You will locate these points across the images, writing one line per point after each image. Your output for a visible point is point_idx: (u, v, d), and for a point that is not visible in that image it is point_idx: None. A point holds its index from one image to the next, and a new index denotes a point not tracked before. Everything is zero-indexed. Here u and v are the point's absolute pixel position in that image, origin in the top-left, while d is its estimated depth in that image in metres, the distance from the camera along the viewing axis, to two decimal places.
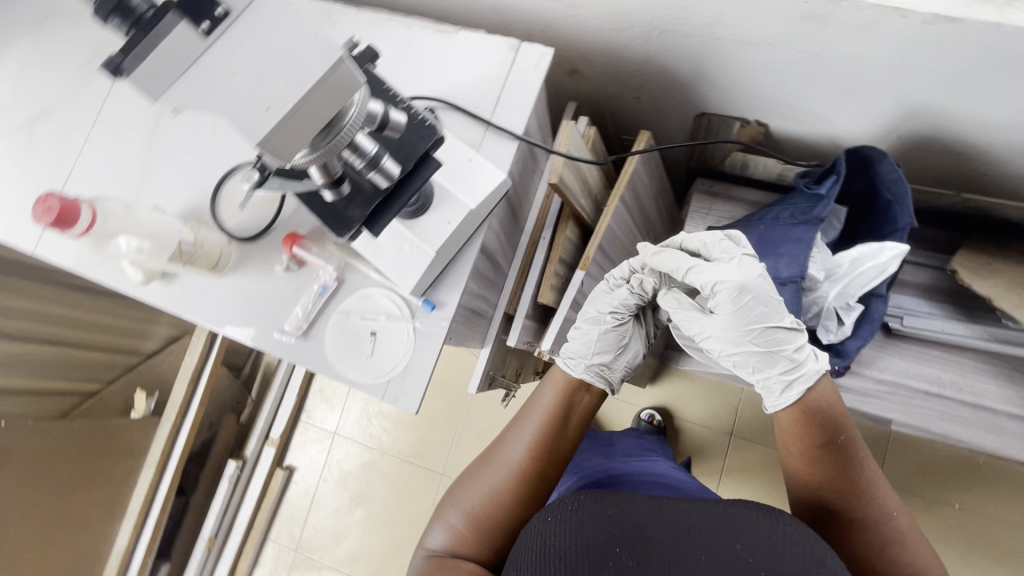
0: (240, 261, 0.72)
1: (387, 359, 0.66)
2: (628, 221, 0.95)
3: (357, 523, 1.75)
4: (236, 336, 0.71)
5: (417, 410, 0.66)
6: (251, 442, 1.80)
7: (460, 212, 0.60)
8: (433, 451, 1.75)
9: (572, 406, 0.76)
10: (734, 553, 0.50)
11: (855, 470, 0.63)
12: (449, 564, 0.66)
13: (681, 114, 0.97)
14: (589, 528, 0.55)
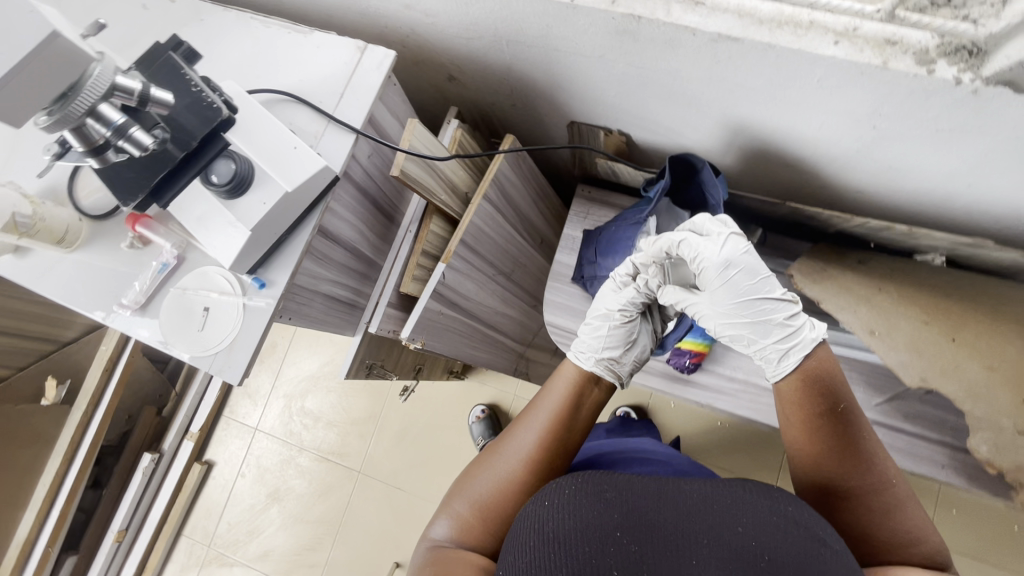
0: (91, 238, 0.75)
1: (216, 332, 0.70)
2: (499, 220, 0.99)
3: (273, 519, 1.76)
4: (77, 308, 0.73)
5: (242, 381, 0.70)
6: (170, 436, 1.79)
7: (276, 194, 0.64)
8: (351, 448, 1.78)
9: (582, 404, 0.78)
10: (736, 535, 0.52)
11: (855, 434, 0.66)
12: (452, 554, 0.66)
13: (556, 122, 1.03)
14: (587, 511, 0.55)
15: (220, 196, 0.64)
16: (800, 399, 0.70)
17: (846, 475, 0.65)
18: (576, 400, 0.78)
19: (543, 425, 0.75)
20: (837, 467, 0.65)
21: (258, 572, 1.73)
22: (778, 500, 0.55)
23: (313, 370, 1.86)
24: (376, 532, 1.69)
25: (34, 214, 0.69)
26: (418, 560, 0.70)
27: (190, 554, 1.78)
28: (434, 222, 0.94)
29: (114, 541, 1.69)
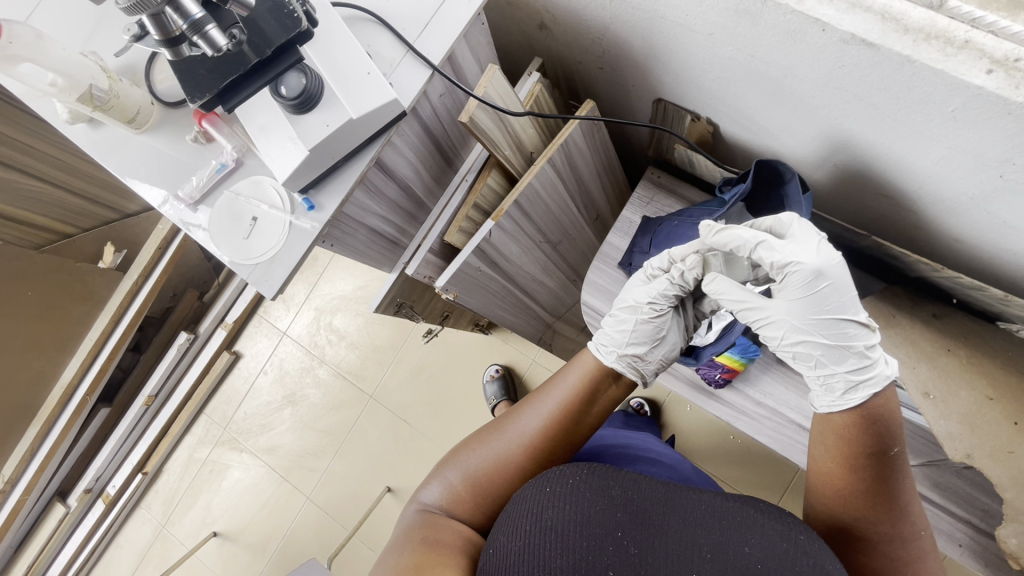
0: (160, 123, 0.76)
1: (260, 243, 0.70)
2: (559, 188, 0.95)
3: (284, 419, 1.87)
4: (138, 190, 0.75)
5: (276, 296, 0.71)
6: (206, 321, 1.89)
7: (340, 118, 0.62)
8: (368, 372, 1.83)
9: (592, 400, 0.79)
10: (739, 553, 0.58)
11: (896, 484, 0.63)
12: (443, 523, 0.72)
13: (640, 97, 0.96)
14: (592, 509, 0.62)
15: (285, 110, 0.63)
16: (844, 437, 0.66)
17: (878, 522, 0.64)
18: (587, 395, 0.78)
19: (548, 415, 0.76)
20: (872, 514, 0.64)
21: (264, 462, 1.86)
22: (787, 529, 0.59)
23: (346, 291, 1.89)
24: (376, 455, 1.78)
25: (110, 89, 0.69)
26: (406, 518, 0.77)
27: (207, 431, 1.92)
28: (493, 176, 0.90)
29: (143, 404, 1.83)
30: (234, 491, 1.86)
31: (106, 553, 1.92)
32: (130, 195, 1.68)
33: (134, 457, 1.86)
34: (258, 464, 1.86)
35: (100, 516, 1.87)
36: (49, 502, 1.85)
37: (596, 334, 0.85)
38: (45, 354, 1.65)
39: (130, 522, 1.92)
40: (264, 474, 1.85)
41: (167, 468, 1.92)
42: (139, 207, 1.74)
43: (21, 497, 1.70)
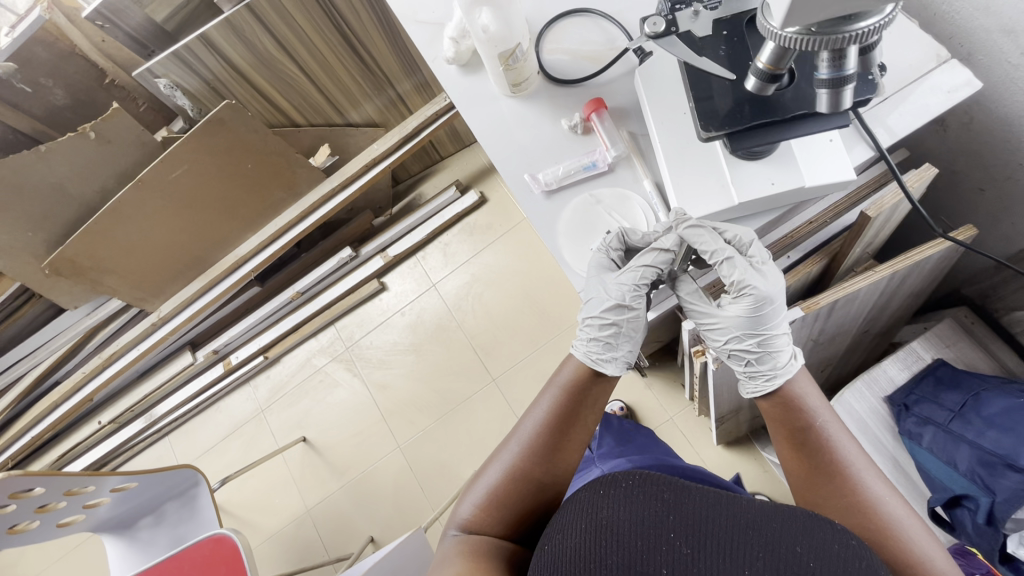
0: (533, 94, 0.79)
1: (603, 258, 0.75)
2: (873, 299, 0.85)
3: (404, 364, 1.88)
4: (490, 150, 0.77)
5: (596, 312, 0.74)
6: (370, 245, 1.93)
7: (788, 182, 0.66)
8: (499, 356, 1.80)
9: (587, 394, 0.72)
10: (793, 554, 0.53)
11: (832, 453, 0.66)
12: (475, 542, 0.66)
13: (1014, 233, 0.85)
14: (647, 508, 0.58)
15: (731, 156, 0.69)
16: (780, 412, 0.71)
17: (836, 494, 0.65)
18: (581, 393, 0.72)
19: (548, 416, 0.71)
20: (830, 489, 0.66)
21: (371, 396, 1.89)
22: (838, 531, 0.55)
23: (509, 269, 1.86)
24: (478, 437, 1.76)
25: (527, 54, 0.71)
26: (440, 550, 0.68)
27: (331, 344, 1.97)
28: (815, 264, 0.82)
29: (290, 297, 1.91)
30: (335, 410, 1.91)
31: (206, 411, 2.05)
32: (360, 106, 1.72)
33: (264, 339, 1.96)
34: (365, 396, 1.90)
35: (216, 378, 1.99)
36: (180, 348, 1.98)
37: (576, 342, 0.75)
38: (235, 223, 1.74)
39: (235, 394, 2.03)
40: (368, 407, 1.88)
41: (285, 361, 2.00)
42: (361, 119, 1.77)
43: (165, 336, 1.83)
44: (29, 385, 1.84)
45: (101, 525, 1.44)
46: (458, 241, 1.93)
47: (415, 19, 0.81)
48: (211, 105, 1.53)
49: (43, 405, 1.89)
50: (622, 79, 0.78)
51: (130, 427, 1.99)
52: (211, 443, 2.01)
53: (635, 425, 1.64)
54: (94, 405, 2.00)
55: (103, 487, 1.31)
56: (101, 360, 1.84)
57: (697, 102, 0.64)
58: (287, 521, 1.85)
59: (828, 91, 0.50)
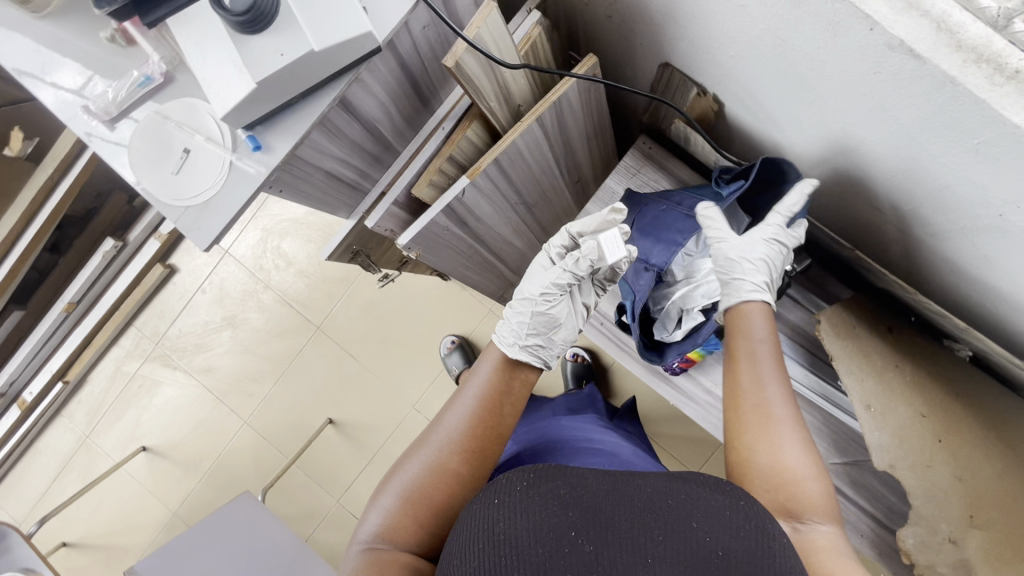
0: (65, 9, 0.71)
1: (192, 178, 0.66)
2: (543, 149, 0.87)
3: (224, 342, 1.78)
4: (31, 85, 0.70)
5: (209, 243, 0.66)
6: (137, 229, 1.71)
7: (298, 48, 0.56)
8: (317, 303, 1.75)
9: (509, 387, 0.77)
10: (690, 531, 0.48)
11: (776, 405, 0.66)
12: (388, 556, 0.64)
13: (645, 57, 0.87)
14: (542, 510, 0.49)
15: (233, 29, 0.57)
16: (742, 362, 0.70)
17: (758, 439, 0.64)
18: (501, 387, 0.77)
19: (468, 410, 0.73)
20: (757, 434, 0.64)
21: (199, 383, 1.78)
22: (729, 497, 0.52)
23: (298, 214, 1.75)
24: (321, 387, 1.74)
25: None
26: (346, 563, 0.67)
27: (137, 345, 1.80)
28: (473, 127, 0.80)
29: (63, 311, 1.69)
30: (166, 410, 1.79)
31: (25, 457, 1.85)
32: None
33: (53, 365, 1.74)
34: (194, 385, 1.78)
35: (18, 421, 1.77)
36: None
37: (499, 329, 0.85)
38: None
39: (50, 430, 1.83)
40: (200, 395, 1.78)
41: (94, 378, 1.82)
42: None
43: None
44: None
45: None
46: None
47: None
48: None
49: None
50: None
51: None
52: (44, 487, 1.84)
53: (461, 328, 1.69)
54: None
55: None
56: None
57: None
58: (156, 531, 1.78)
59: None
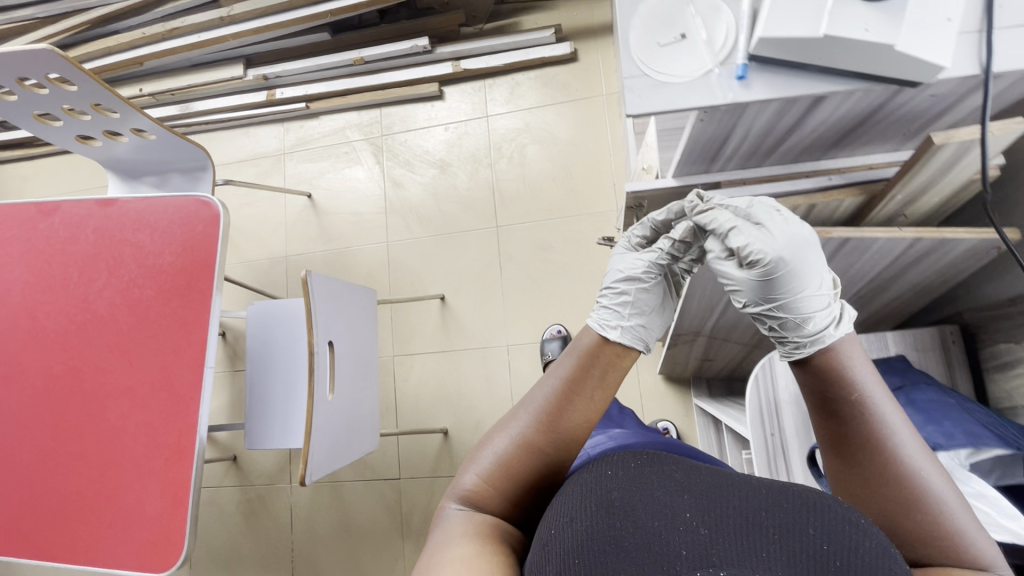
0: None
1: (667, 60, 0.63)
2: (877, 262, 0.83)
3: (426, 175, 1.90)
4: None
5: (630, 115, 0.63)
6: (448, 48, 1.86)
7: (888, 31, 0.51)
8: (514, 209, 1.81)
9: (603, 370, 0.65)
10: (813, 542, 0.39)
11: (871, 435, 0.54)
12: (471, 524, 0.60)
13: None
14: (658, 484, 0.44)
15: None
16: (811, 390, 0.59)
17: (859, 471, 0.54)
18: (594, 363, 0.65)
19: (550, 386, 0.63)
20: (854, 463, 0.55)
21: (384, 188, 1.93)
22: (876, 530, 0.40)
23: (561, 136, 1.81)
24: (458, 267, 1.82)
25: None
26: (440, 520, 0.62)
27: (370, 124, 1.98)
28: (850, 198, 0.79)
29: (352, 60, 1.88)
30: (346, 185, 1.96)
31: (236, 130, 2.11)
32: None
33: (313, 89, 1.95)
34: (379, 185, 1.93)
35: (257, 103, 2.02)
36: (235, 58, 1.99)
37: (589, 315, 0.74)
38: None
39: (266, 128, 2.07)
40: (377, 196, 1.93)
41: (324, 120, 2.02)
42: None
43: (227, 36, 1.84)
44: (92, 20, 1.89)
45: (114, 162, 1.56)
46: (529, 86, 1.86)
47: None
48: None
49: (96, 46, 1.94)
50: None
51: (166, 109, 2.06)
52: (230, 159, 2.10)
53: None
54: (142, 72, 2.05)
55: (125, 123, 1.38)
56: (163, 30, 1.87)
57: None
58: (265, 255, 1.98)
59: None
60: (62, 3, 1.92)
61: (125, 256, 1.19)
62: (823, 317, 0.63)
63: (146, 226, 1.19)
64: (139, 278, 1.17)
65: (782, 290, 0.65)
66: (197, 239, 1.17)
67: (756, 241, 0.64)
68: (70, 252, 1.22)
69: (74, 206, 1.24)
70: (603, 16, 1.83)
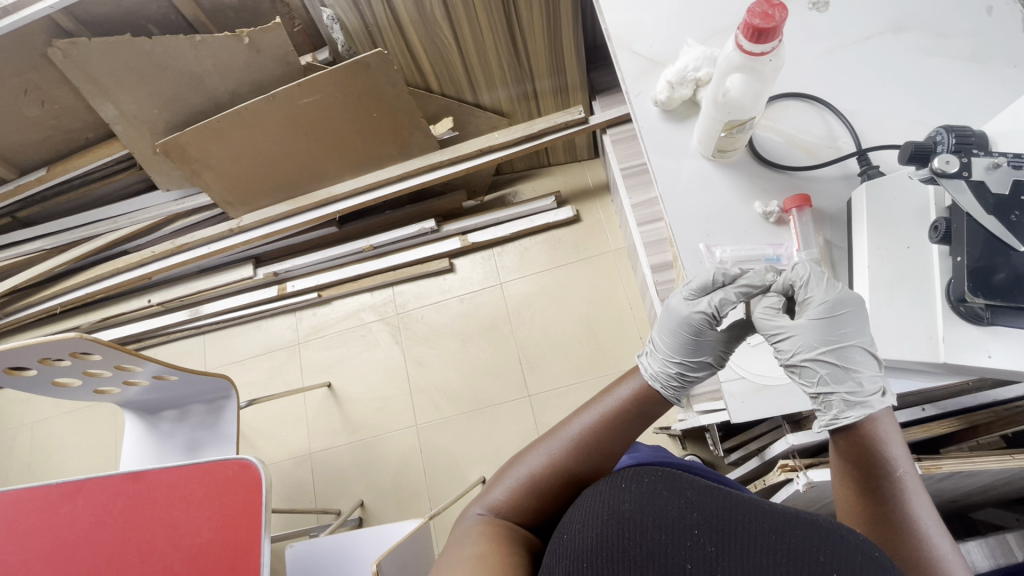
0: (731, 164, 0.88)
1: (758, 363, 0.89)
2: (978, 478, 0.80)
3: (448, 349, 1.88)
4: (683, 219, 0.86)
5: (742, 416, 0.86)
6: (454, 225, 1.91)
7: (1010, 359, 0.66)
8: (543, 374, 1.78)
9: (639, 411, 0.71)
10: (818, 563, 0.46)
11: (903, 511, 0.58)
12: (498, 528, 0.64)
13: None
14: (668, 505, 0.52)
15: (950, 306, 0.69)
16: (852, 467, 0.63)
17: (896, 545, 0.57)
18: (638, 408, 0.71)
19: (598, 425, 0.68)
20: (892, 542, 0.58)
21: (406, 367, 1.90)
22: (867, 545, 0.48)
23: (577, 293, 1.84)
24: (495, 445, 1.74)
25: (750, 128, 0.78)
26: (463, 523, 0.67)
27: (384, 303, 1.99)
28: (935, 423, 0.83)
29: (363, 248, 1.92)
30: (366, 369, 1.93)
31: (248, 324, 2.09)
32: (493, 89, 1.67)
33: (325, 279, 1.97)
34: (401, 365, 1.90)
35: (267, 299, 2.01)
36: (244, 259, 2.01)
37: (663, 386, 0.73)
38: (338, 164, 1.76)
39: (279, 319, 2.06)
40: (399, 376, 1.89)
41: (337, 304, 2.03)
42: (490, 103, 1.73)
43: (237, 244, 1.87)
44: (101, 246, 1.90)
45: (132, 402, 1.49)
46: (538, 250, 1.91)
47: (630, 49, 0.97)
48: (362, 48, 1.53)
49: (106, 267, 1.94)
50: (832, 180, 0.85)
51: (175, 315, 2.03)
52: (243, 354, 2.06)
53: None
54: (150, 282, 2.05)
55: (147, 371, 1.34)
56: (173, 246, 1.88)
57: (972, 264, 0.66)
58: (288, 455, 1.88)
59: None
60: (70, 233, 1.94)
61: (159, 538, 1.10)
62: (867, 381, 0.67)
63: (181, 502, 1.12)
64: (175, 564, 1.07)
65: (830, 335, 0.69)
66: (240, 510, 1.09)
67: (812, 282, 0.71)
68: (93, 541, 1.11)
69: (101, 484, 1.15)
70: (598, 177, 1.93)
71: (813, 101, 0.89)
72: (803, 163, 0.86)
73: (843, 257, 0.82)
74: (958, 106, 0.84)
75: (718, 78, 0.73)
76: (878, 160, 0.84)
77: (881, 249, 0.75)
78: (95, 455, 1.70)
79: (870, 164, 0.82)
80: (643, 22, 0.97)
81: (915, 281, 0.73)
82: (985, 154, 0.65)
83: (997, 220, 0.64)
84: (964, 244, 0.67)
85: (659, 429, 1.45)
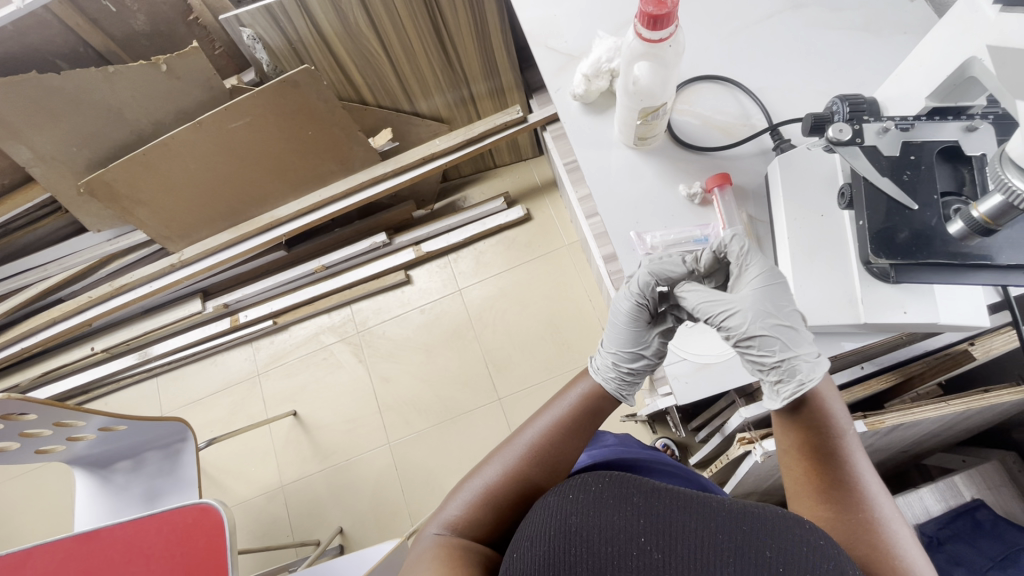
0: (655, 151, 0.89)
1: (701, 342, 0.90)
2: (920, 427, 0.83)
3: (413, 362, 1.86)
4: (614, 209, 0.87)
5: (690, 395, 0.88)
6: (405, 236, 1.89)
7: (922, 312, 0.71)
8: (512, 376, 1.78)
9: (590, 415, 0.73)
10: (761, 558, 0.48)
11: (850, 476, 0.60)
12: (454, 546, 0.62)
13: None
14: (614, 515, 0.52)
15: (864, 267, 0.73)
16: (801, 435, 0.64)
17: (846, 512, 0.58)
18: (589, 410, 0.73)
19: (550, 429, 0.70)
20: (843, 505, 0.59)
21: (373, 385, 1.86)
22: (808, 532, 0.49)
23: (536, 292, 1.84)
24: (471, 453, 1.72)
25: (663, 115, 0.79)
26: (420, 544, 0.66)
27: (344, 323, 1.94)
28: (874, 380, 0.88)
29: (314, 269, 1.87)
30: (331, 392, 1.88)
31: (202, 360, 2.01)
32: (428, 96, 1.66)
33: (278, 305, 1.91)
34: (367, 384, 1.86)
35: (220, 332, 1.94)
36: (191, 294, 1.93)
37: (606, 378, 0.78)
38: (277, 187, 1.71)
39: (235, 351, 1.99)
40: (366, 395, 1.85)
41: (295, 329, 1.97)
42: (427, 110, 1.72)
43: (180, 280, 1.79)
44: (31, 297, 1.79)
45: (79, 459, 1.40)
46: (493, 252, 1.90)
47: (547, 45, 0.97)
48: (288, 66, 1.49)
49: (39, 320, 1.83)
50: (751, 156, 0.88)
51: (121, 361, 1.93)
52: (201, 393, 1.97)
53: None
54: (91, 330, 1.94)
55: (91, 424, 1.27)
56: (111, 289, 1.79)
57: (875, 227, 0.68)
58: (259, 491, 1.82)
59: (1007, 202, 0.53)
60: None
61: None
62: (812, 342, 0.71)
63: (140, 556, 1.06)
64: None
65: (774, 303, 0.72)
66: (205, 556, 1.05)
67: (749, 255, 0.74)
68: None
69: (50, 551, 1.08)
70: (544, 174, 1.94)
71: (724, 82, 0.91)
72: (721, 143, 0.89)
73: (767, 230, 0.84)
74: (861, 74, 0.88)
75: (628, 67, 0.74)
76: (792, 132, 0.87)
77: (799, 219, 0.77)
78: (48, 519, 1.60)
79: (782, 138, 0.84)
80: (557, 17, 0.98)
81: (836, 246, 0.75)
82: (874, 120, 0.68)
83: (893, 181, 0.66)
84: (866, 211, 0.69)
85: (627, 417, 1.47)
